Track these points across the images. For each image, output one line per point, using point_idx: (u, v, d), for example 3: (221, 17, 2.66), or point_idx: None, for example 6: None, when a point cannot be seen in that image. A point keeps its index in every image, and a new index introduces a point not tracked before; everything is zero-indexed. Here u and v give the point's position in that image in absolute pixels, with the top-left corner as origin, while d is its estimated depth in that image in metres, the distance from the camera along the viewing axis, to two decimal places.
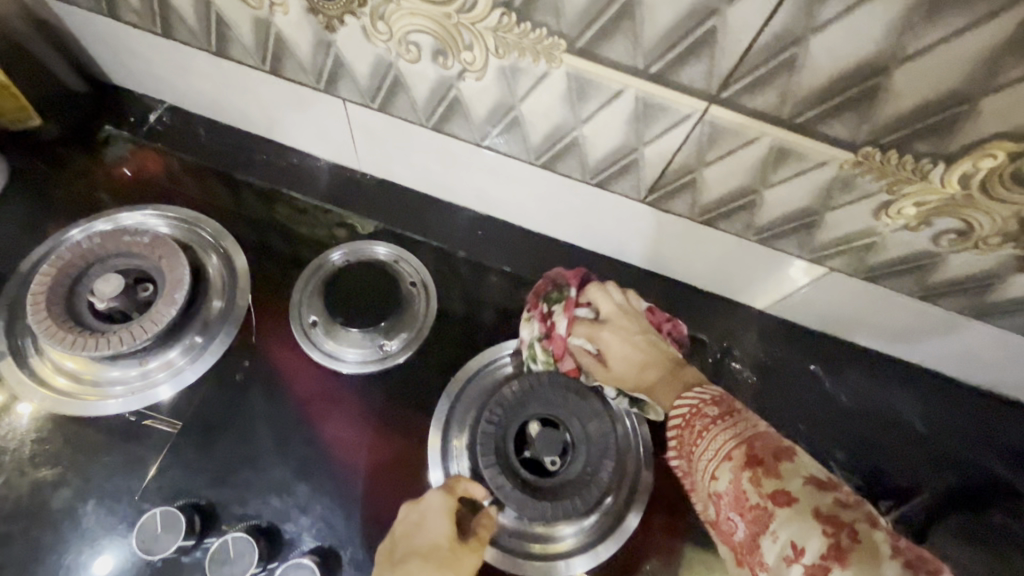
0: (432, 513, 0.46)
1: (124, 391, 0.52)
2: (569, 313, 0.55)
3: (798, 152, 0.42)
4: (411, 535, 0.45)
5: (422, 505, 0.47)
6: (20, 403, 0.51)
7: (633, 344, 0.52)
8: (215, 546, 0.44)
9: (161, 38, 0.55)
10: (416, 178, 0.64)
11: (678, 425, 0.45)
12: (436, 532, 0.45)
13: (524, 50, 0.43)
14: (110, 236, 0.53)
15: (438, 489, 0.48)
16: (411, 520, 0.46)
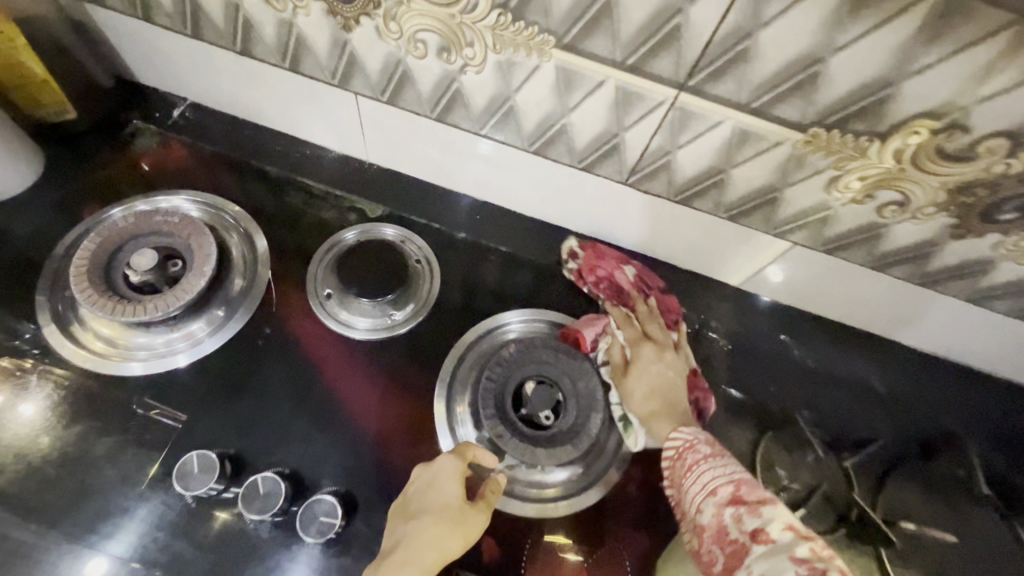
0: (443, 475, 0.50)
1: (149, 356, 0.57)
2: (624, 315, 0.62)
3: (757, 133, 0.49)
4: (423, 494, 0.50)
5: (434, 467, 0.51)
6: (20, 404, 0.53)
7: (660, 372, 0.57)
8: (246, 486, 0.49)
9: (189, 38, 0.61)
10: (418, 167, 0.70)
11: (672, 456, 0.50)
12: (445, 493, 0.49)
13: (518, 46, 0.49)
14: (143, 216, 0.59)
15: (451, 454, 0.51)
16: (424, 480, 0.51)
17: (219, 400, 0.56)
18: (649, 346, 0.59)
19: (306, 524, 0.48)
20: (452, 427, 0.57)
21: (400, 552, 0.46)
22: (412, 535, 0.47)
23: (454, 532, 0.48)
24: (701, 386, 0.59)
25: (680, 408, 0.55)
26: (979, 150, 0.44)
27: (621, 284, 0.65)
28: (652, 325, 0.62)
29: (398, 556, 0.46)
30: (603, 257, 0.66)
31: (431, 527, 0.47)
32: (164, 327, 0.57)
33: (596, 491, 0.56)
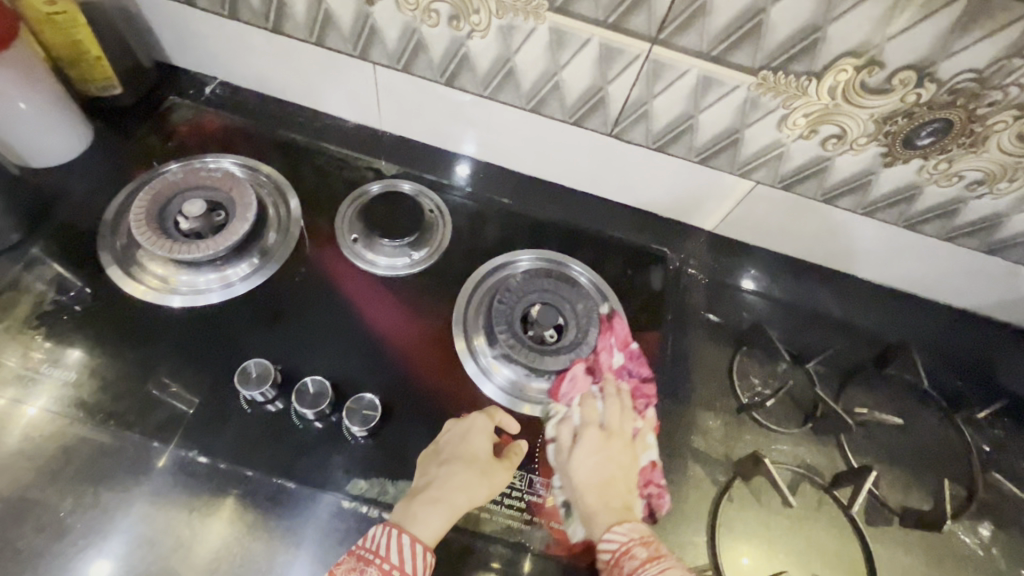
0: (475, 431, 0.58)
1: (189, 294, 0.64)
2: (590, 394, 0.63)
3: (717, 78, 0.59)
4: (456, 444, 0.57)
5: (467, 424, 0.59)
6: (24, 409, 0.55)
7: (602, 464, 0.58)
8: (297, 388, 0.58)
9: (226, 19, 0.70)
10: (427, 132, 0.79)
11: (607, 560, 0.51)
12: (478, 448, 0.57)
13: (518, 12, 0.58)
14: (190, 174, 0.67)
15: (484, 414, 0.59)
16: (458, 434, 0.58)
17: (263, 326, 0.64)
18: (597, 432, 0.60)
19: (353, 415, 0.57)
20: (471, 347, 0.66)
21: (435, 492, 0.53)
22: (446, 478, 0.54)
23: (483, 481, 0.55)
24: (654, 481, 0.61)
25: (617, 507, 0.55)
26: (895, 82, 0.55)
27: (604, 364, 0.65)
28: (612, 407, 0.62)
29: (434, 494, 0.53)
30: (615, 334, 0.68)
31: (464, 474, 0.54)
32: (205, 269, 0.65)
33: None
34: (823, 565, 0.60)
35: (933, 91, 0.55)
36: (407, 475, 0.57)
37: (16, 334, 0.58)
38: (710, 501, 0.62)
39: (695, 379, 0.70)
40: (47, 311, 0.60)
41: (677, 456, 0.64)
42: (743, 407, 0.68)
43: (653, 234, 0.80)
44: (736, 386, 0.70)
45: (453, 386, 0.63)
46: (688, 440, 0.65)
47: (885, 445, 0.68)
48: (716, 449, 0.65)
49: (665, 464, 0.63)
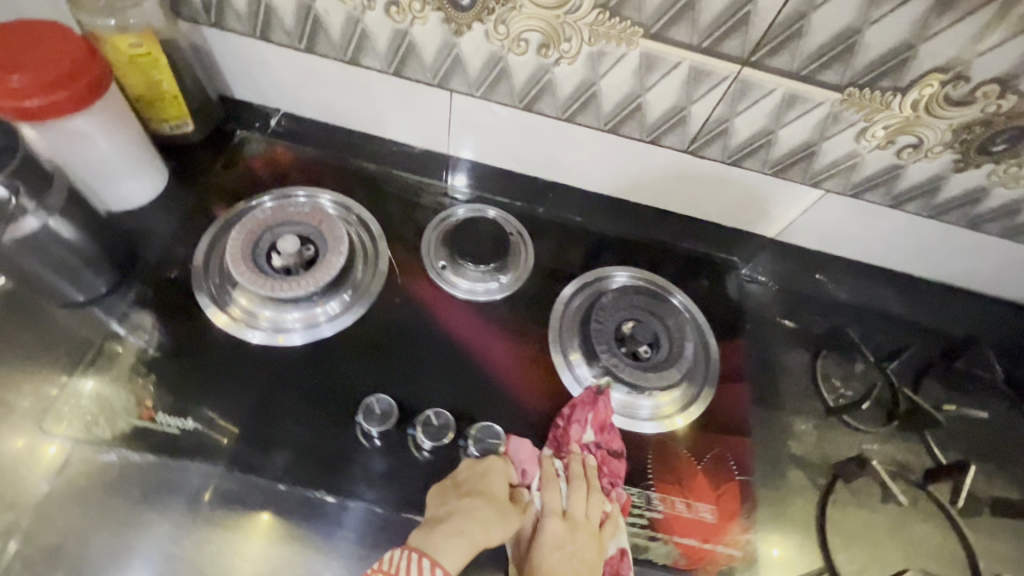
0: (494, 472, 0.56)
1: (277, 331, 0.63)
2: (553, 474, 0.58)
3: (803, 96, 0.62)
4: (476, 480, 0.55)
5: (484, 465, 0.56)
6: (48, 445, 0.54)
7: (562, 561, 0.53)
8: (420, 419, 0.59)
9: (301, 52, 0.69)
10: (495, 155, 0.79)
11: None
12: (496, 488, 0.55)
13: (610, 38, 0.60)
14: (277, 211, 0.67)
15: (498, 456, 0.57)
16: (478, 472, 0.55)
17: (365, 358, 0.63)
18: (557, 520, 0.54)
19: (477, 443, 0.58)
20: (569, 364, 0.67)
21: (454, 523, 0.51)
22: (466, 511, 0.52)
23: (501, 521, 0.52)
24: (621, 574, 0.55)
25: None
26: (977, 94, 0.58)
27: (572, 439, 0.60)
28: (575, 490, 0.57)
29: (453, 525, 0.51)
30: (594, 409, 0.61)
31: (485, 510, 0.52)
32: (295, 306, 0.63)
33: (698, 407, 0.66)
34: (926, 560, 0.63)
35: (1014, 101, 0.58)
36: None
37: (126, 383, 0.57)
38: (816, 503, 0.64)
39: (781, 384, 0.72)
40: (153, 358, 0.59)
41: (777, 462, 0.66)
42: (832, 410, 0.70)
43: (722, 244, 0.82)
44: (821, 388, 0.72)
45: (560, 408, 0.64)
46: (786, 445, 0.67)
47: (966, 438, 0.71)
48: (813, 452, 0.67)
49: (769, 470, 0.65)
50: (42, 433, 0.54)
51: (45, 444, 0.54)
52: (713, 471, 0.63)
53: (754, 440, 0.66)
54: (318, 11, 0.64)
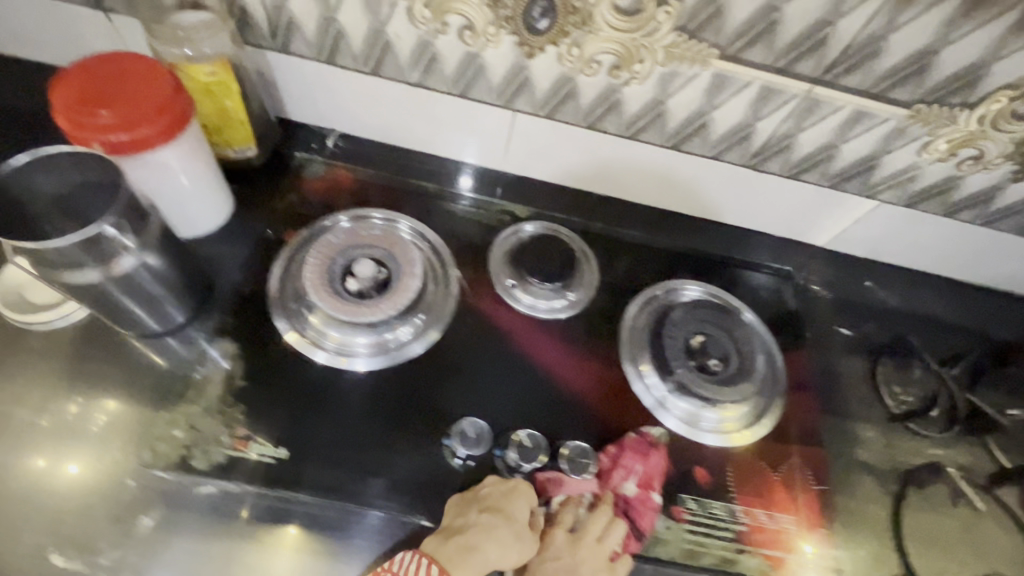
0: (518, 493, 0.56)
1: (340, 353, 0.63)
2: (579, 499, 0.59)
3: (870, 112, 0.63)
4: (501, 498, 0.56)
5: (510, 485, 0.57)
6: (67, 463, 0.54)
7: None
8: (513, 437, 0.61)
9: (366, 75, 0.70)
10: (552, 172, 0.79)
11: None
12: (517, 512, 0.55)
13: (684, 60, 0.61)
14: (351, 235, 0.67)
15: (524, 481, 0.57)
16: (504, 493, 0.56)
17: (446, 380, 0.64)
18: (563, 536, 0.56)
19: (570, 463, 0.59)
20: (641, 376, 0.68)
21: (470, 539, 0.53)
22: (482, 530, 0.53)
23: (515, 545, 0.54)
24: None
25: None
26: None
27: (616, 479, 0.60)
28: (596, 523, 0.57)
29: (467, 540, 0.53)
30: (644, 462, 0.62)
31: (503, 531, 0.54)
32: (368, 330, 0.63)
33: (765, 424, 0.67)
34: (999, 562, 0.64)
35: None
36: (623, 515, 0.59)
37: (217, 414, 0.57)
38: (890, 510, 0.65)
39: (845, 392, 0.73)
40: (241, 387, 0.59)
41: (849, 470, 0.67)
42: (895, 416, 0.72)
43: (776, 254, 0.83)
44: (883, 394, 0.74)
45: (638, 423, 0.65)
46: (855, 454, 0.68)
47: None
48: (882, 459, 0.69)
49: (842, 479, 0.66)
50: (66, 449, 0.54)
51: (63, 464, 0.54)
52: (791, 481, 0.64)
53: (826, 449, 0.68)
54: (389, 36, 0.64)
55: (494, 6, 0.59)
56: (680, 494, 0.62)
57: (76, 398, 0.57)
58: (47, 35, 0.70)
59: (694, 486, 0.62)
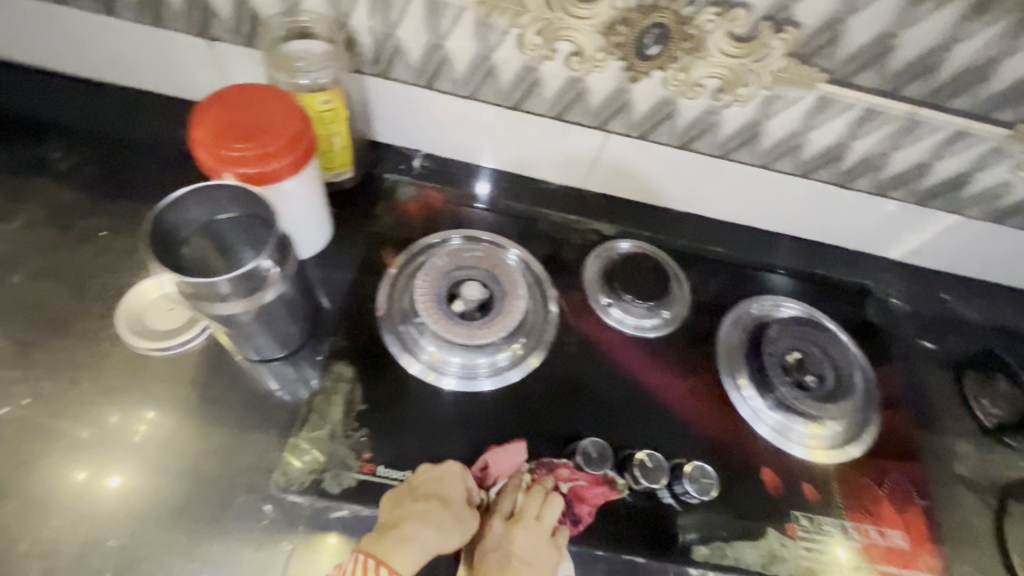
0: (452, 477, 0.56)
1: (429, 367, 0.63)
2: (519, 481, 0.59)
3: (971, 131, 0.64)
4: (435, 484, 0.55)
5: (441, 469, 0.56)
6: (108, 477, 0.53)
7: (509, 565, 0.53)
8: (636, 458, 0.60)
9: (463, 99, 0.71)
10: (635, 191, 0.80)
11: None
12: (454, 494, 0.55)
13: (791, 84, 0.62)
14: (454, 257, 0.68)
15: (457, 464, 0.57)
16: (435, 476, 0.56)
17: (555, 401, 0.65)
18: (501, 524, 0.56)
19: (693, 482, 0.60)
20: (738, 387, 0.69)
21: (405, 529, 0.51)
22: (416, 517, 0.51)
23: (456, 530, 0.53)
24: None
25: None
26: None
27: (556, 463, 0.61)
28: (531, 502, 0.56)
29: (404, 531, 0.50)
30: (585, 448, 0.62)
31: (441, 514, 0.52)
32: (472, 351, 0.63)
33: (858, 446, 0.67)
34: None
35: None
36: (739, 535, 0.60)
37: (341, 438, 0.58)
38: (992, 524, 0.66)
39: (935, 406, 0.74)
40: (362, 410, 0.60)
41: (949, 484, 0.68)
42: (987, 430, 0.72)
43: (854, 268, 0.84)
44: (972, 409, 0.74)
45: (745, 441, 0.66)
46: (953, 468, 0.69)
47: None
48: (978, 473, 0.69)
49: (944, 493, 0.67)
50: (108, 462, 0.54)
51: (105, 477, 0.53)
52: (897, 496, 0.65)
53: (925, 463, 0.68)
54: (495, 61, 0.65)
55: (608, 33, 0.60)
56: (793, 511, 0.63)
57: (203, 423, 0.57)
58: (157, 62, 0.72)
59: (804, 503, 0.63)
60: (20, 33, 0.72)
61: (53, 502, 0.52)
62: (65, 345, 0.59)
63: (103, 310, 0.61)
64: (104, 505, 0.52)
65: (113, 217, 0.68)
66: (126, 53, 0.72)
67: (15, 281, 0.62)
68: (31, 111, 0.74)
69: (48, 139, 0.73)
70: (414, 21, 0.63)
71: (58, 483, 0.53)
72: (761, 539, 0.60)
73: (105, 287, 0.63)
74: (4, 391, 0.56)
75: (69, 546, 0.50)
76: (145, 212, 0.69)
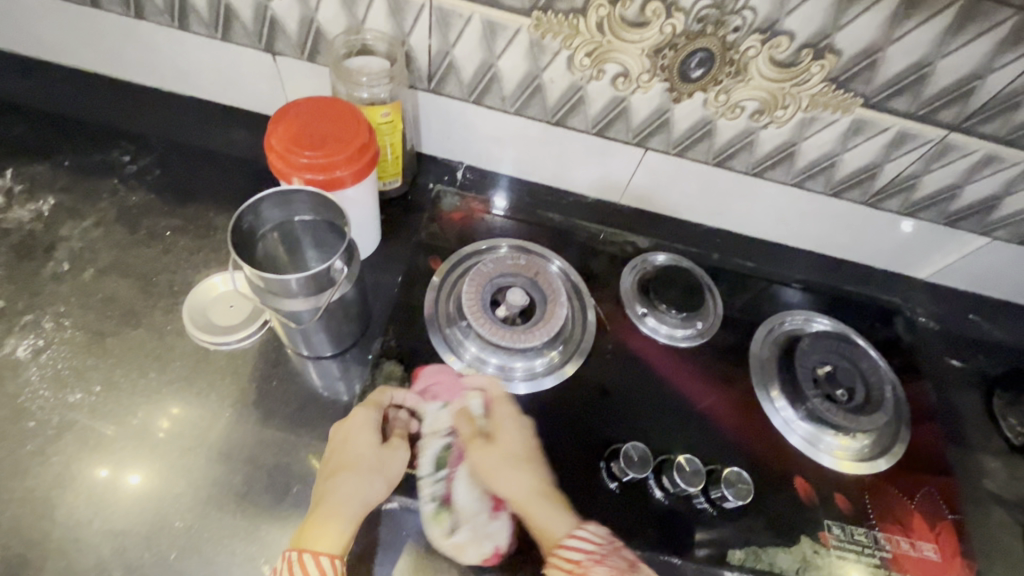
0: (354, 431, 0.57)
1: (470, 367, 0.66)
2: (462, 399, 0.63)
3: (1001, 156, 0.67)
4: (339, 451, 0.57)
5: (343, 429, 0.58)
6: (129, 473, 0.55)
7: (517, 442, 0.61)
8: (675, 464, 0.61)
9: (510, 115, 0.74)
10: (669, 205, 0.83)
11: (587, 547, 0.53)
12: (359, 449, 0.56)
13: (827, 107, 0.65)
14: (498, 264, 0.71)
15: (367, 409, 0.59)
16: (341, 440, 0.57)
17: (594, 407, 0.67)
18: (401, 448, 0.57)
19: (730, 487, 0.61)
20: (771, 398, 0.71)
21: (323, 510, 0.53)
22: (332, 492, 0.54)
23: (374, 480, 0.55)
24: None
25: (520, 498, 0.56)
26: None
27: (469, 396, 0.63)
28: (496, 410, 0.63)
29: (322, 513, 0.52)
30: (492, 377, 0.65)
31: (351, 479, 0.54)
32: (512, 354, 0.66)
33: (886, 459, 0.69)
34: None
35: None
36: (772, 540, 0.62)
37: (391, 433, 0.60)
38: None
39: (965, 423, 0.75)
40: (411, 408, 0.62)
41: (980, 500, 0.69)
42: (1015, 447, 0.74)
43: (881, 286, 0.86)
44: (998, 425, 0.75)
45: (778, 450, 0.68)
46: (983, 484, 0.70)
47: None
48: (1007, 489, 0.70)
49: (974, 509, 0.68)
50: (129, 456, 0.56)
51: (124, 475, 0.55)
52: (928, 509, 0.66)
53: (954, 478, 0.70)
54: (544, 80, 0.69)
55: (654, 56, 0.63)
56: (824, 520, 0.64)
57: (262, 414, 0.60)
58: (225, 73, 0.77)
59: (836, 513, 0.65)
60: (99, 42, 0.77)
61: (124, 482, 0.55)
62: (135, 336, 0.63)
63: (170, 304, 0.65)
64: (169, 489, 0.55)
65: (178, 218, 0.72)
66: (195, 64, 0.77)
67: (87, 275, 0.66)
68: (103, 117, 0.79)
69: (117, 143, 0.77)
70: (471, 40, 0.66)
71: (82, 475, 0.55)
72: (795, 545, 0.62)
73: (171, 283, 0.67)
74: (78, 377, 0.59)
75: (135, 528, 0.53)
76: (207, 214, 0.73)
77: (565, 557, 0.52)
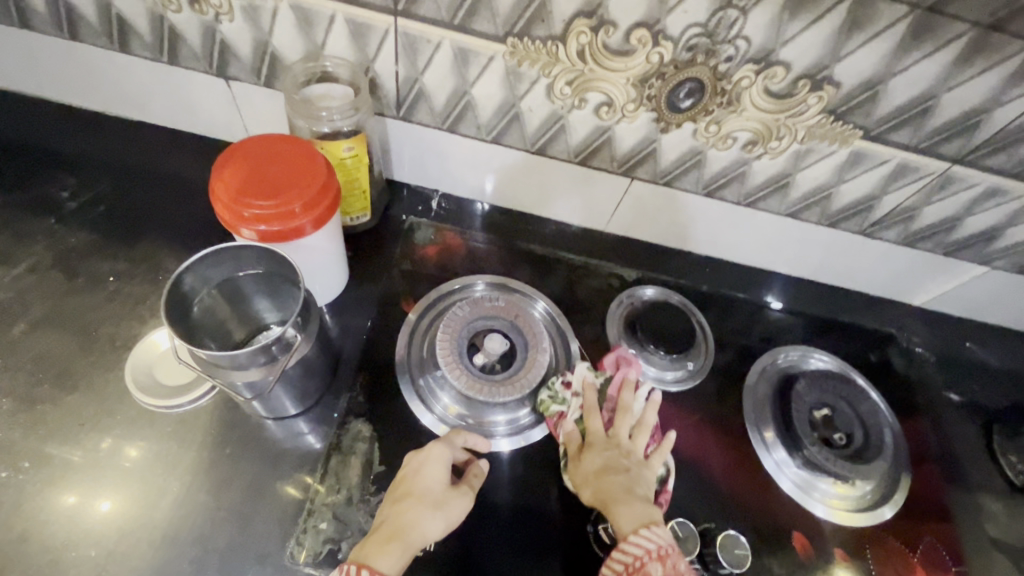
0: (430, 462, 0.54)
1: (443, 421, 0.61)
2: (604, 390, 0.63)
3: (1004, 188, 0.63)
4: (412, 478, 0.53)
5: (422, 456, 0.54)
6: (99, 500, 0.52)
7: (601, 446, 0.58)
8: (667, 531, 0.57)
9: (485, 143, 0.69)
10: (655, 234, 0.79)
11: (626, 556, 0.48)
12: (429, 482, 0.53)
13: (824, 138, 0.61)
14: (475, 305, 0.66)
15: (443, 445, 0.55)
16: (413, 468, 0.54)
17: None
18: (466, 495, 0.54)
19: (727, 554, 0.57)
20: (766, 444, 0.67)
21: (387, 531, 0.49)
22: (399, 517, 0.50)
23: (440, 517, 0.51)
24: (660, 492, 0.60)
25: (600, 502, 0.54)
26: None
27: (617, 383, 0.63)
28: (592, 416, 0.60)
29: (383, 533, 0.49)
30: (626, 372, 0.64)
31: (416, 509, 0.51)
32: (490, 407, 0.61)
33: (889, 507, 0.66)
34: None
35: None
36: None
37: (359, 503, 0.55)
38: None
39: (963, 461, 0.72)
40: (380, 473, 0.57)
41: (980, 545, 0.66)
42: (1017, 487, 0.71)
43: (877, 314, 0.82)
44: (998, 463, 0.72)
45: (774, 502, 0.64)
46: (984, 529, 0.67)
47: None
48: (1009, 534, 0.68)
49: (978, 558, 0.65)
50: (93, 488, 0.53)
51: (94, 501, 0.52)
52: (931, 562, 0.63)
53: (957, 524, 0.66)
54: (522, 108, 0.63)
55: (640, 85, 0.59)
56: None
57: (214, 485, 0.54)
58: (175, 98, 0.71)
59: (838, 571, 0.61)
60: (33, 64, 0.70)
61: (56, 573, 0.49)
62: (72, 399, 0.56)
63: (113, 361, 0.59)
64: (137, 525, 0.52)
65: (123, 260, 0.65)
66: (141, 89, 0.70)
67: (17, 330, 0.59)
68: (41, 145, 0.72)
69: (56, 175, 0.70)
70: (441, 68, 0.61)
71: (36, 513, 0.51)
72: None
73: (114, 336, 0.60)
74: (6, 450, 0.53)
75: None
76: (154, 255, 0.66)
77: (621, 556, 0.49)
